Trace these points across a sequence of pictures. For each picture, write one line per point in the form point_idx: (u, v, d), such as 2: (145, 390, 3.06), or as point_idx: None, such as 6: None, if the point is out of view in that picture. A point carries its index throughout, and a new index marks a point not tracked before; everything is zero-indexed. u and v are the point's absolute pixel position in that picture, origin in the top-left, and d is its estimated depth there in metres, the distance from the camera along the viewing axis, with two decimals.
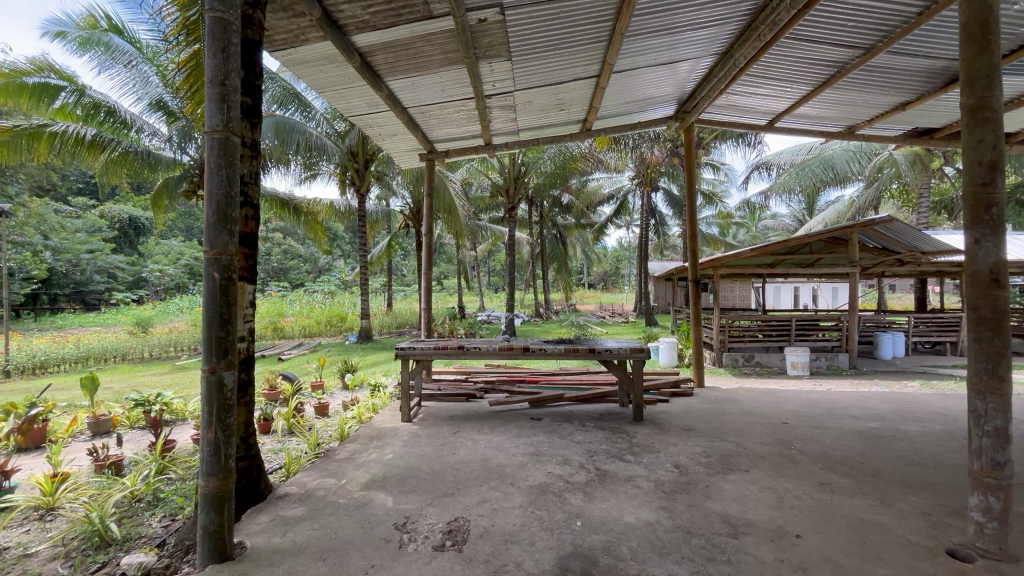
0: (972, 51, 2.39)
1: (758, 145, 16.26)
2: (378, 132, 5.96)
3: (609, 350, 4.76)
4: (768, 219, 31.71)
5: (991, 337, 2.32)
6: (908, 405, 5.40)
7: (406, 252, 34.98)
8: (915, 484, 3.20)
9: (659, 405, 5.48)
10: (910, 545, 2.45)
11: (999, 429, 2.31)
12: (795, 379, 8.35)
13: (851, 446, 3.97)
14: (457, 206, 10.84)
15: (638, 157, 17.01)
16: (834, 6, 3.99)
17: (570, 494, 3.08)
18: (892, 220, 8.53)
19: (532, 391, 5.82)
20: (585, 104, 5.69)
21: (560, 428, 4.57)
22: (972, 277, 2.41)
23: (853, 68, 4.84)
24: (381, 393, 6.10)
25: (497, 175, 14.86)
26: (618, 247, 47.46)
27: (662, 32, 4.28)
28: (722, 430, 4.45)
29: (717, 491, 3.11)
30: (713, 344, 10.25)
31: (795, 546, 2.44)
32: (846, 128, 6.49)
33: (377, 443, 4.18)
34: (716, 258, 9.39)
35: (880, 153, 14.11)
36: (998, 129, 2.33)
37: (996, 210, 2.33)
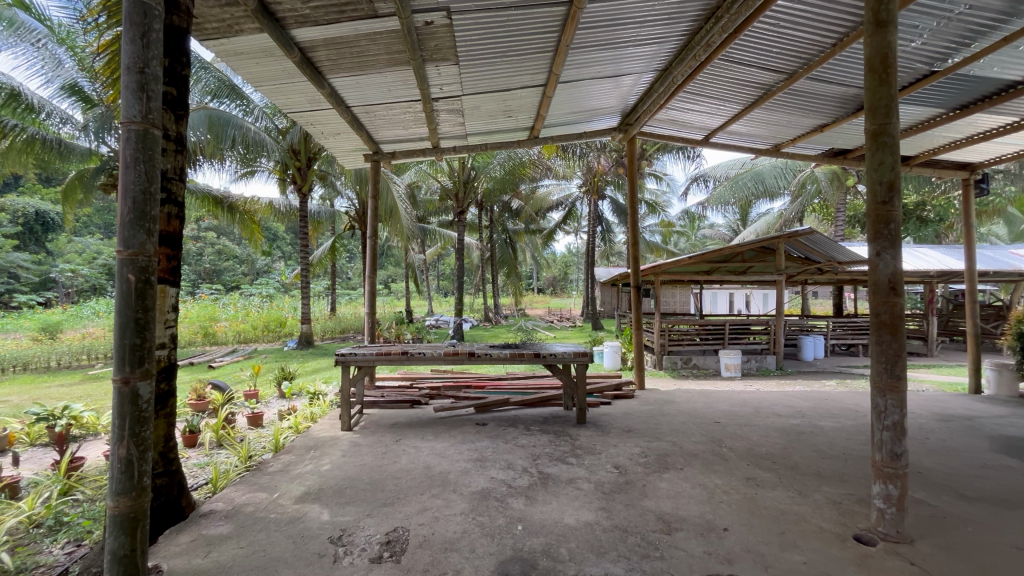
0: (874, 81, 2.65)
1: (696, 159, 17.19)
2: (319, 131, 5.76)
3: (553, 354, 4.83)
4: (706, 228, 33.48)
5: (890, 339, 2.57)
6: (823, 403, 5.87)
7: (352, 254, 33.99)
8: (828, 475, 3.47)
9: (602, 408, 5.63)
10: (823, 532, 2.66)
11: (896, 423, 2.56)
12: (728, 381, 8.83)
13: (775, 442, 4.26)
14: (402, 209, 10.62)
15: (586, 165, 17.58)
16: (761, 33, 4.31)
17: (512, 498, 3.09)
18: (813, 233, 9.25)
19: (478, 396, 5.81)
20: (533, 112, 5.77)
21: (505, 432, 4.58)
22: (874, 286, 2.66)
23: (777, 91, 5.22)
24: (320, 401, 5.86)
25: (446, 179, 14.75)
26: (567, 252, 48.45)
27: (606, 45, 4.42)
28: (660, 431, 4.64)
29: (653, 490, 3.23)
30: (654, 347, 10.65)
31: (722, 539, 2.58)
32: (772, 146, 6.96)
33: (314, 454, 4.00)
34: (658, 265, 9.78)
35: (804, 170, 15.28)
36: (897, 153, 2.59)
37: (893, 226, 2.59)
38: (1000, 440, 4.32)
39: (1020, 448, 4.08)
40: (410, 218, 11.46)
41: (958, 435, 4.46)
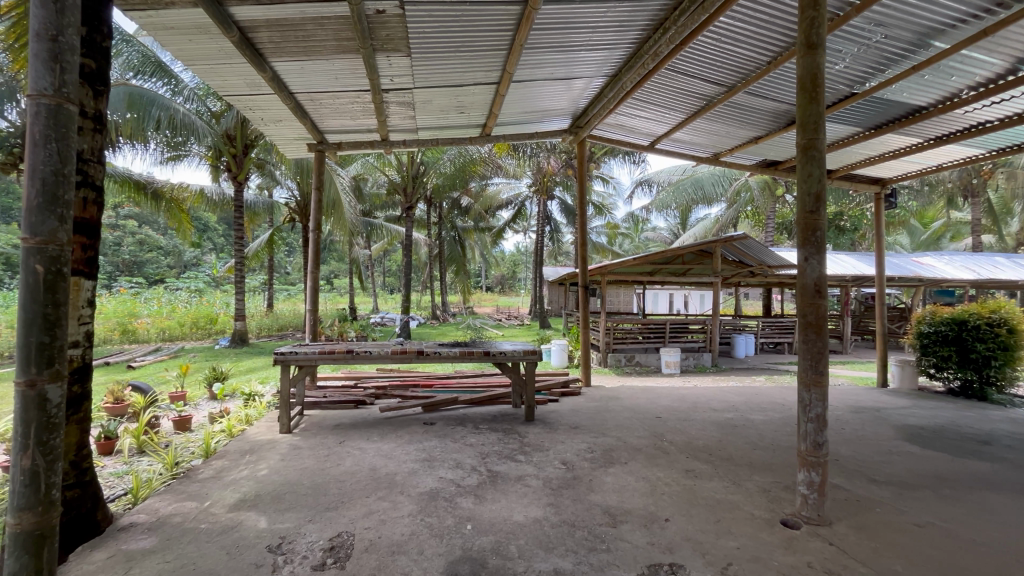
0: (805, 98, 2.85)
1: (641, 164, 17.84)
2: (259, 116, 5.43)
3: (503, 352, 4.85)
4: (649, 231, 34.87)
5: (814, 338, 2.78)
6: (754, 398, 6.28)
7: (291, 248, 32.46)
8: (758, 465, 3.72)
9: (550, 405, 5.71)
10: (754, 518, 2.84)
11: (819, 416, 2.78)
12: (669, 378, 9.23)
13: (711, 435, 4.51)
14: (347, 203, 10.24)
15: (536, 165, 17.78)
16: (705, 46, 4.54)
17: (461, 498, 3.07)
18: (746, 238, 9.87)
19: (426, 395, 5.72)
20: (485, 110, 5.75)
21: (453, 431, 4.55)
22: (802, 289, 2.86)
23: (718, 102, 5.51)
24: (256, 402, 5.55)
25: (394, 173, 14.40)
26: (516, 252, 48.82)
27: (559, 48, 4.49)
28: (605, 426, 4.78)
29: (599, 484, 3.31)
30: (600, 346, 10.96)
31: (664, 529, 2.70)
32: (711, 154, 7.33)
33: (249, 459, 3.77)
34: (605, 265, 10.08)
35: (739, 179, 16.22)
36: (823, 166, 2.81)
37: (819, 233, 2.81)
38: (903, 428, 4.81)
39: (919, 436, 4.56)
40: (355, 212, 11.08)
41: (869, 425, 4.92)
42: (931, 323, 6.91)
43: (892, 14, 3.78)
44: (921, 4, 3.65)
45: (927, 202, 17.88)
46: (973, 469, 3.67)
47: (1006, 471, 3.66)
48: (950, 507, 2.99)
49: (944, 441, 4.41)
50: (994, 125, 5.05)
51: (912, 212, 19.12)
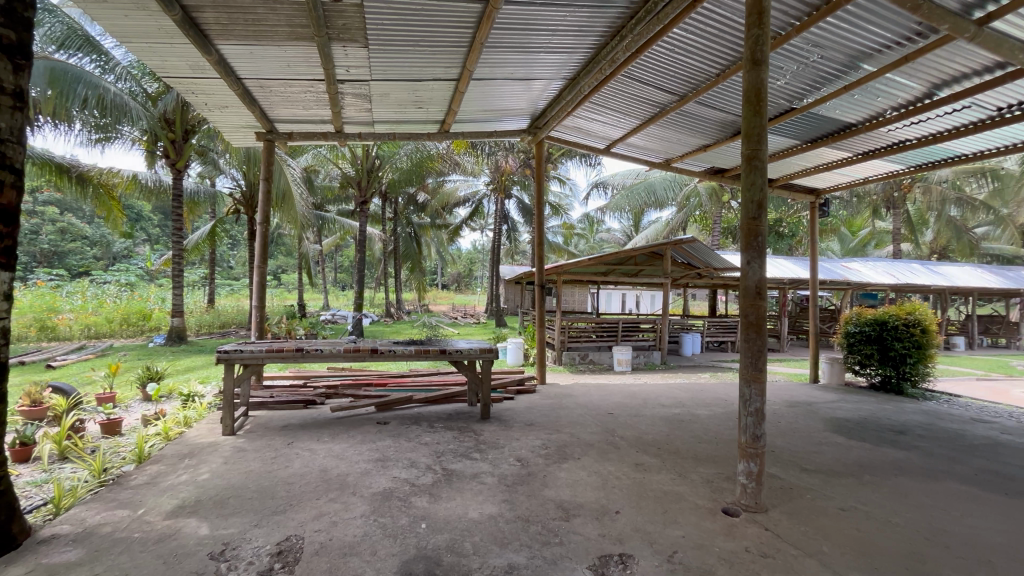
0: (749, 111, 3.03)
1: (597, 166, 18.25)
2: (202, 101, 5.14)
3: (459, 350, 4.82)
4: (604, 232, 35.70)
5: (755, 337, 2.95)
6: (699, 394, 6.59)
7: (234, 241, 30.83)
8: (702, 457, 3.91)
9: (505, 403, 5.75)
10: (698, 508, 2.98)
11: (758, 409, 2.96)
12: (621, 375, 9.51)
13: (659, 430, 4.70)
14: (297, 195, 9.83)
15: (493, 163, 17.65)
16: (659, 55, 4.71)
17: (415, 497, 3.04)
18: (694, 241, 10.30)
19: (379, 394, 5.61)
20: (444, 106, 5.70)
21: (408, 431, 4.49)
22: (744, 290, 3.04)
23: (670, 110, 5.73)
24: (196, 403, 5.25)
25: (347, 165, 13.98)
26: (473, 250, 48.64)
27: (518, 49, 4.52)
28: (559, 423, 4.87)
29: (553, 479, 3.38)
30: (555, 344, 11.14)
31: (615, 521, 2.79)
32: (663, 160, 7.59)
33: (189, 463, 3.58)
34: (561, 265, 10.24)
35: (689, 185, 16.88)
36: (765, 176, 2.99)
37: (760, 239, 2.99)
38: (831, 420, 5.20)
39: (845, 427, 4.94)
40: (306, 204, 10.67)
41: (801, 418, 5.28)
42: (857, 324, 7.49)
43: (828, 36, 4.07)
44: (852, 29, 3.95)
45: (855, 212, 19.35)
46: (890, 457, 4.03)
47: (917, 458, 4.04)
48: (870, 492, 3.27)
49: (865, 432, 4.81)
50: (913, 143, 5.54)
51: (842, 220, 20.64)
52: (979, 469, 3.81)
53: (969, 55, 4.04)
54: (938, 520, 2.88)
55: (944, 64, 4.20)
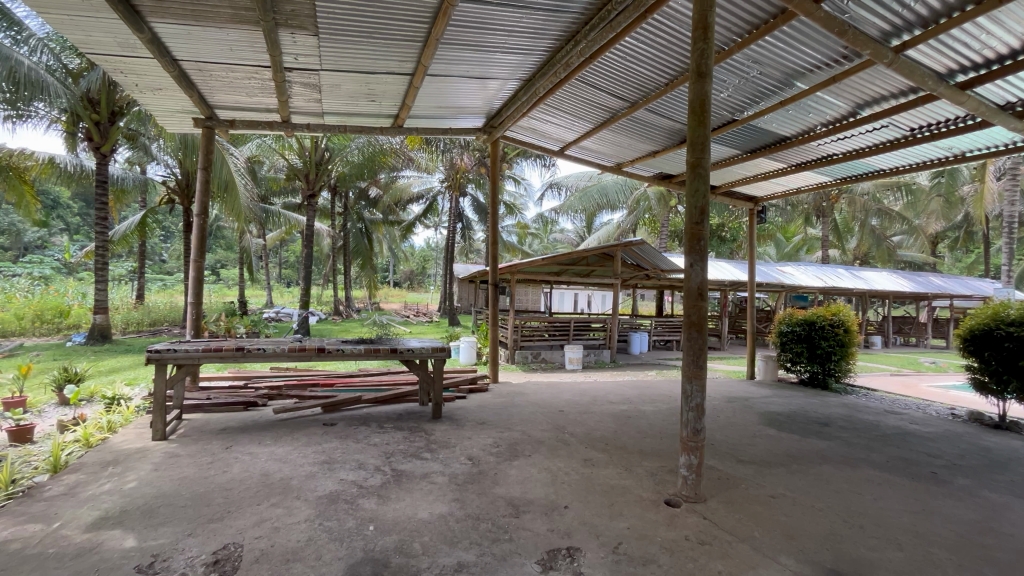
0: (694, 121, 3.17)
1: (551, 168, 18.49)
2: (133, 82, 4.78)
3: (411, 350, 4.74)
4: (557, 232, 36.23)
5: (696, 336, 3.11)
6: (646, 391, 6.84)
7: (167, 233, 28.86)
8: (647, 451, 4.07)
9: (457, 402, 5.72)
10: (642, 500, 3.10)
11: (698, 405, 3.12)
12: (572, 373, 9.70)
13: (607, 426, 4.84)
14: (240, 186, 9.33)
15: (448, 161, 17.65)
16: (612, 62, 4.84)
17: (363, 499, 2.97)
18: (643, 243, 10.66)
19: (326, 394, 5.43)
20: (398, 100, 5.59)
21: (356, 432, 4.38)
22: (688, 291, 3.19)
23: (621, 116, 5.90)
24: (123, 406, 4.88)
25: (295, 157, 13.41)
26: (427, 248, 47.99)
27: (474, 47, 4.51)
28: (511, 421, 4.91)
29: (504, 477, 3.41)
30: (508, 343, 11.20)
31: (564, 515, 2.85)
32: (614, 164, 7.80)
33: (113, 471, 3.32)
34: (514, 264, 10.30)
35: (639, 189, 17.43)
36: (707, 183, 3.15)
37: (702, 243, 3.15)
38: (764, 414, 5.55)
39: (776, 420, 5.29)
40: (249, 196, 10.15)
41: (738, 412, 5.61)
42: (789, 324, 8.04)
43: (765, 54, 4.34)
44: (788, 48, 4.23)
45: (789, 219, 20.68)
46: (815, 447, 4.36)
47: (838, 447, 4.39)
48: (797, 480, 3.52)
49: (794, 424, 5.17)
50: (839, 157, 6.00)
51: (777, 227, 22.01)
52: (891, 456, 4.19)
53: (886, 79, 4.43)
54: (855, 504, 3.14)
55: (866, 86, 4.59)
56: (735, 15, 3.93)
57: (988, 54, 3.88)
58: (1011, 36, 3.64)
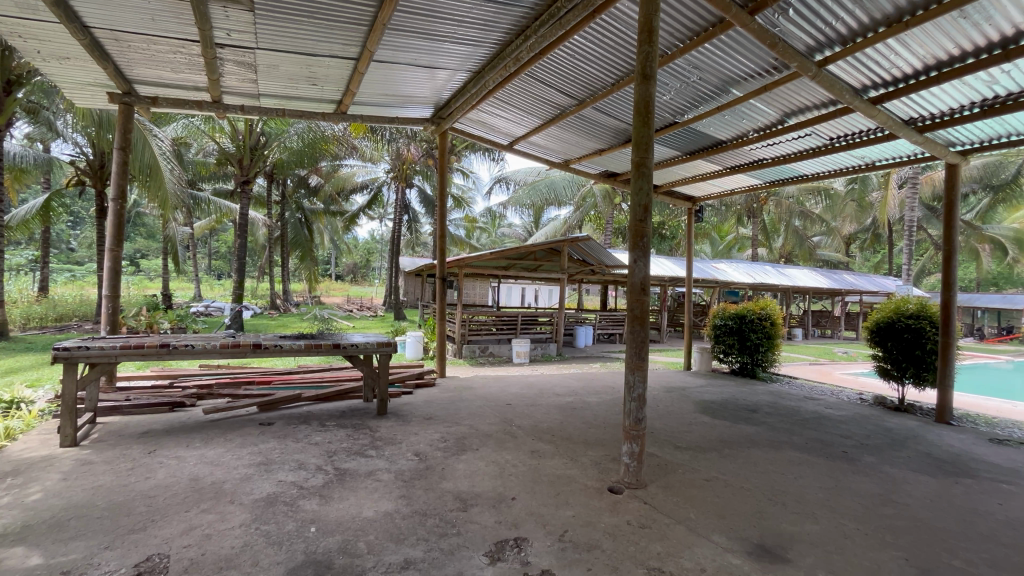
0: (639, 121, 3.28)
1: (500, 162, 18.50)
2: (35, 47, 4.27)
3: (355, 345, 4.58)
4: (505, 227, 36.38)
5: (639, 329, 3.23)
6: (591, 383, 7.03)
7: (76, 218, 26.07)
8: (591, 441, 4.20)
9: (404, 398, 5.61)
10: (586, 488, 3.20)
11: (640, 395, 3.25)
12: (519, 366, 9.80)
13: (554, 418, 4.93)
14: (164, 169, 8.61)
15: (394, 151, 17.17)
16: (560, 59, 4.90)
17: (304, 500, 2.86)
18: (589, 239, 10.92)
19: (262, 392, 5.15)
20: (341, 86, 5.38)
21: (296, 431, 4.19)
22: (631, 286, 3.30)
23: (570, 113, 5.98)
24: (24, 411, 4.39)
25: (227, 140, 12.56)
26: (371, 240, 46.63)
27: (422, 35, 4.41)
28: (458, 416, 4.89)
29: (451, 471, 3.39)
30: (455, 337, 11.10)
31: (511, 507, 2.88)
32: (562, 161, 7.90)
33: (12, 483, 2.97)
34: (462, 258, 10.21)
35: (585, 185, 17.79)
36: (651, 182, 3.26)
37: (645, 240, 3.27)
38: (700, 403, 5.87)
39: (710, 408, 5.62)
40: (175, 181, 9.39)
41: (676, 401, 5.90)
42: (723, 318, 8.53)
43: (705, 60, 4.55)
44: (725, 57, 4.47)
45: (723, 219, 21.88)
46: (744, 433, 4.67)
47: (764, 432, 4.73)
48: (728, 463, 3.76)
49: (726, 411, 5.51)
50: (768, 162, 6.41)
51: (712, 226, 23.24)
52: (809, 438, 4.57)
53: (810, 91, 4.78)
54: (778, 483, 3.40)
55: (793, 96, 4.94)
56: (677, 21, 4.10)
57: (896, 73, 4.29)
58: (914, 58, 4.04)
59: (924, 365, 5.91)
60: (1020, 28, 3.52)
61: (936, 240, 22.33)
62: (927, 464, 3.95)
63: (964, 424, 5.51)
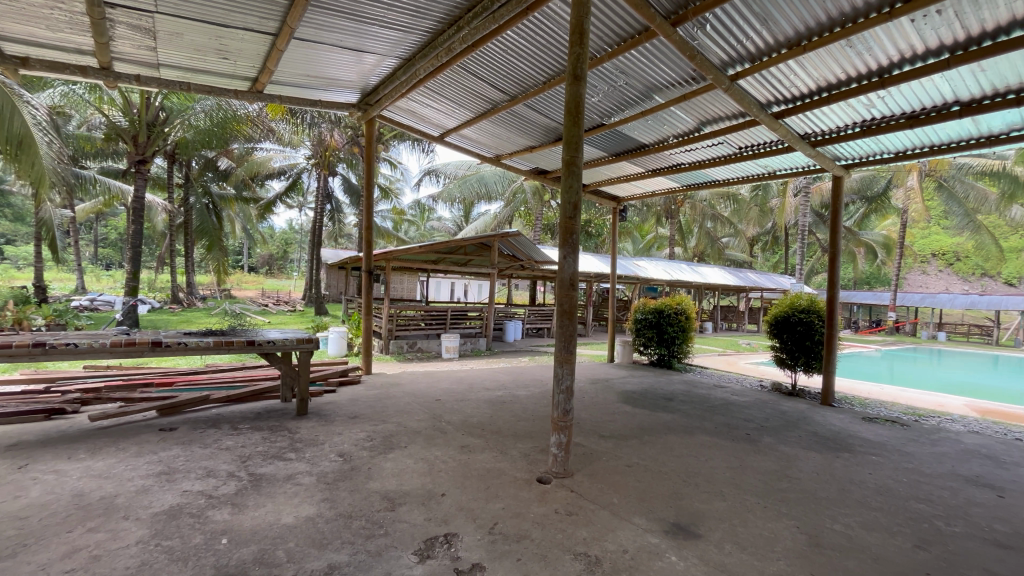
0: (570, 121, 3.35)
1: (430, 154, 18.16)
2: None
3: (272, 342, 4.26)
4: (435, 220, 35.89)
5: (567, 323, 3.31)
6: (520, 376, 7.14)
7: None
8: (520, 434, 4.26)
9: (326, 397, 5.34)
10: (515, 480, 3.24)
11: (568, 387, 3.35)
12: (448, 361, 9.72)
13: (484, 412, 4.95)
14: (39, 142, 7.48)
15: (316, 136, 16.25)
16: (493, 53, 4.88)
17: (213, 510, 2.63)
18: (519, 235, 11.03)
19: (163, 394, 4.65)
20: (257, 62, 4.97)
21: (203, 436, 3.85)
22: (561, 281, 3.38)
23: (502, 108, 6.00)
24: None
25: (117, 114, 11.14)
26: (289, 230, 43.86)
27: (349, 15, 4.20)
28: (386, 413, 4.74)
29: (378, 471, 3.29)
30: (382, 333, 10.75)
31: (440, 503, 2.85)
32: (493, 155, 7.89)
33: None
34: (389, 251, 9.87)
35: (516, 181, 17.91)
36: (580, 181, 3.35)
37: (574, 236, 3.35)
38: (622, 393, 6.17)
39: (631, 398, 5.93)
40: (53, 157, 8.16)
41: (600, 392, 6.16)
42: (643, 312, 9.03)
43: (631, 65, 4.76)
44: (649, 64, 4.70)
45: (644, 219, 23.13)
46: (662, 420, 4.98)
47: (679, 418, 5.08)
48: (647, 449, 3.99)
49: (645, 400, 5.85)
50: (686, 166, 6.85)
51: (635, 225, 24.46)
52: (718, 423, 4.97)
53: (723, 103, 5.17)
54: (691, 466, 3.67)
55: (708, 107, 5.31)
56: (606, 25, 4.24)
57: (795, 91, 4.75)
58: (810, 78, 4.50)
59: (813, 354, 6.67)
60: (893, 60, 4.05)
61: (822, 243, 25.16)
62: (814, 442, 4.47)
63: (843, 405, 6.30)
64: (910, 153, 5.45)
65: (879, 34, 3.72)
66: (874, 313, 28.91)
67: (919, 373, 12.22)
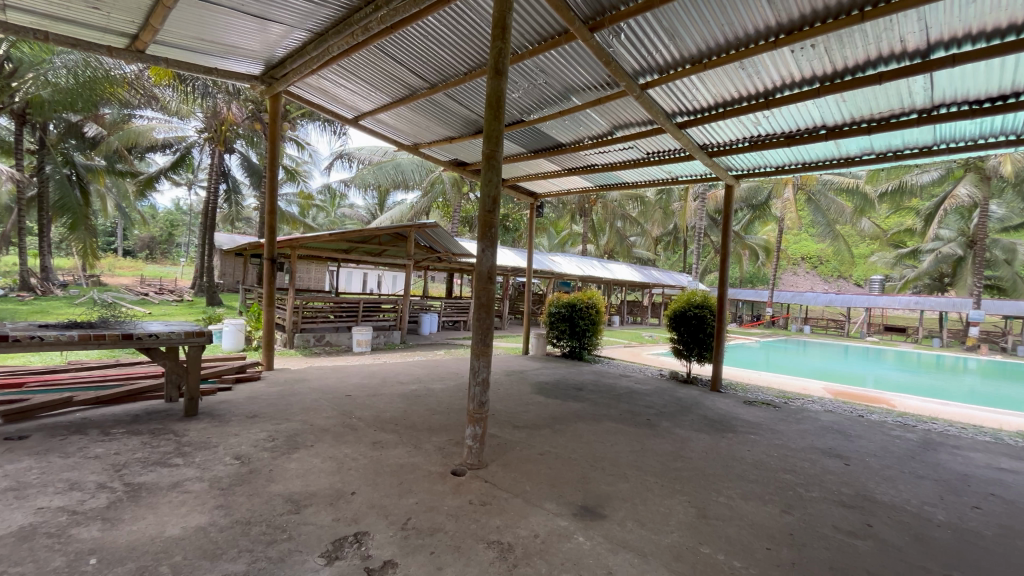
0: (491, 115, 3.34)
1: (342, 136, 17.22)
2: None
3: (154, 335, 3.79)
4: (347, 207, 34.17)
5: (485, 316, 3.33)
6: (435, 370, 7.05)
7: None
8: (435, 427, 4.22)
9: (221, 395, 4.88)
10: (430, 474, 3.21)
11: (484, 378, 3.37)
12: (360, 356, 9.33)
13: (397, 407, 4.83)
14: None
15: (210, 108, 14.64)
16: (412, 37, 4.72)
17: (78, 528, 2.30)
18: (436, 226, 10.86)
19: (11, 397, 3.94)
20: (137, 17, 4.35)
21: (64, 444, 3.33)
22: (479, 274, 3.38)
23: (421, 95, 5.83)
24: None
25: None
26: (174, 211, 39.12)
27: None
28: (289, 411, 4.45)
29: (281, 472, 3.08)
30: (286, 326, 10.02)
31: (350, 502, 2.74)
32: (411, 143, 7.66)
33: None
34: (295, 238, 9.20)
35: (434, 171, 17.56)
36: (499, 175, 3.36)
37: (493, 230, 3.37)
38: (535, 384, 6.35)
39: (544, 389, 6.13)
40: None
41: (515, 384, 6.29)
42: (557, 306, 9.32)
43: (550, 65, 4.86)
44: (567, 65, 4.85)
45: (559, 216, 23.91)
46: (572, 409, 5.20)
47: (588, 407, 5.34)
48: (559, 438, 4.15)
49: (558, 391, 6.08)
50: (599, 167, 7.17)
51: (550, 221, 25.19)
52: (623, 410, 5.31)
53: (634, 109, 5.49)
54: (599, 451, 3.88)
55: (621, 112, 5.61)
56: (528, 23, 4.29)
57: (696, 104, 5.17)
58: (709, 94, 4.93)
59: (705, 345, 7.37)
60: (777, 84, 4.56)
61: (715, 245, 27.74)
62: (704, 425, 4.94)
63: (728, 391, 7.04)
64: (788, 168, 6.19)
65: (766, 59, 4.16)
66: (755, 309, 32.58)
67: (791, 362, 14.00)
